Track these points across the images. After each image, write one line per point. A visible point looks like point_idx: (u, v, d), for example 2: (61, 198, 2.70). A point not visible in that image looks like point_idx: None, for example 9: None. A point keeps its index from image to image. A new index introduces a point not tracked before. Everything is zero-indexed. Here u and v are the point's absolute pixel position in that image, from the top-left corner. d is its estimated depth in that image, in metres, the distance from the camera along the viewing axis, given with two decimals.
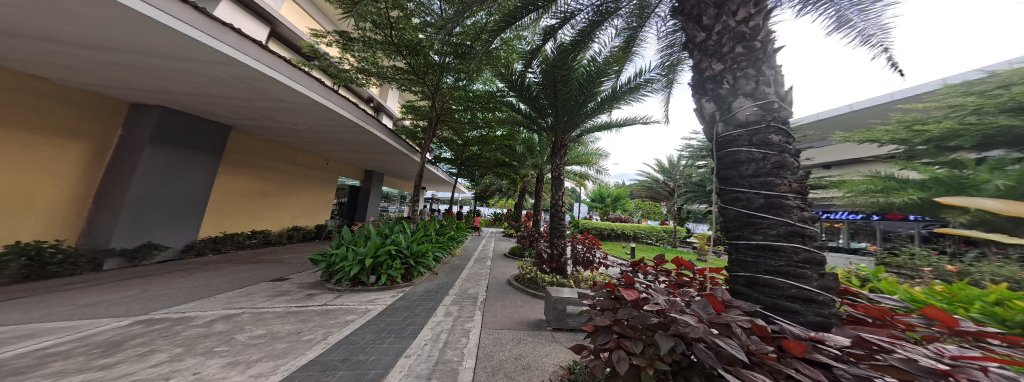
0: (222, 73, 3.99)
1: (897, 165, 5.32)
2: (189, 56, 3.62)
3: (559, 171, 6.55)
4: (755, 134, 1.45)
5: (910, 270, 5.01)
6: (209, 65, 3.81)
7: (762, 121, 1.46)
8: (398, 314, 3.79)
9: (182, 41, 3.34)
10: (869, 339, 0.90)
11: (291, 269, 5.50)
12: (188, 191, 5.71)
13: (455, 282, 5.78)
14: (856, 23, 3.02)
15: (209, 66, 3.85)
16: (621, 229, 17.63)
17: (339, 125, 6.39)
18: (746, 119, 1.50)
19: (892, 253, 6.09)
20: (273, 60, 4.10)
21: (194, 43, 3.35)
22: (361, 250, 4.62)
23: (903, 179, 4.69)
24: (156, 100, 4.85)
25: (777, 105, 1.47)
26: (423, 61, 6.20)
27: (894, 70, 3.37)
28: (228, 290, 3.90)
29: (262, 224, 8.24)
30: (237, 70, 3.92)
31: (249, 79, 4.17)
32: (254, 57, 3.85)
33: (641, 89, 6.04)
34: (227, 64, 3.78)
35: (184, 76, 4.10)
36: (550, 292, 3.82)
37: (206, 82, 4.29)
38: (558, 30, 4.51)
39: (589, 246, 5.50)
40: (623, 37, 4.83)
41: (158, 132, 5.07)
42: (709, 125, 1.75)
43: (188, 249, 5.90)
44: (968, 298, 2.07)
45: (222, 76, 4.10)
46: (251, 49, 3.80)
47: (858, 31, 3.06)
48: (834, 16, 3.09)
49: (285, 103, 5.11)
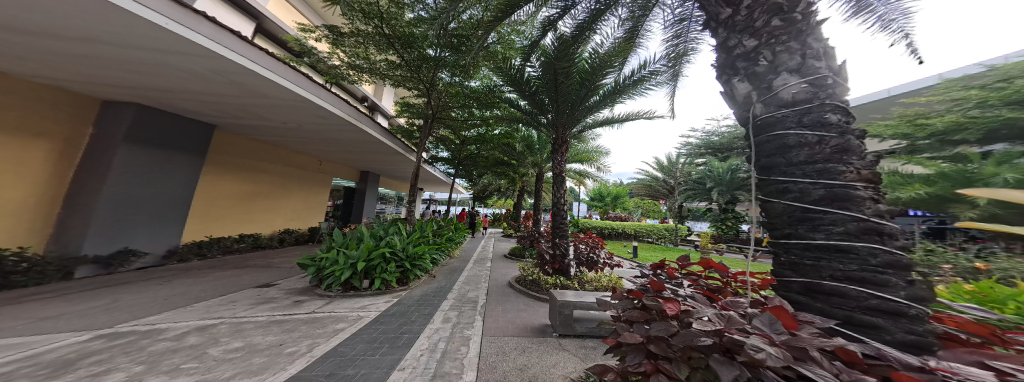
0: (200, 65, 3.70)
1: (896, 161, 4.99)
2: (159, 47, 3.32)
3: (560, 169, 6.31)
4: (805, 114, 1.23)
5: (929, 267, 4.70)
6: (183, 56, 3.51)
7: (815, 99, 1.22)
8: (393, 322, 3.53)
9: (146, 30, 3.02)
10: (1007, 371, 0.68)
11: (279, 274, 5.20)
12: (169, 193, 5.38)
13: (454, 285, 5.51)
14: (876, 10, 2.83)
15: (184, 58, 3.56)
16: (621, 228, 17.45)
17: (330, 123, 6.11)
18: (793, 98, 1.27)
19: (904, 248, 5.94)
20: (255, 53, 3.80)
21: (163, 33, 3.05)
22: (353, 253, 4.34)
23: (910, 174, 4.50)
24: (130, 95, 4.52)
25: (831, 80, 1.24)
26: (417, 54, 5.94)
27: (915, 56, 3.18)
28: (208, 299, 3.61)
29: (251, 228, 7.91)
30: (215, 62, 3.63)
31: (230, 73, 3.88)
32: (233, 48, 3.56)
33: (645, 82, 5.84)
34: (205, 56, 3.50)
35: (158, 69, 3.80)
36: (555, 296, 3.57)
37: (184, 76, 3.99)
38: (558, 21, 4.27)
39: (592, 246, 5.30)
40: (625, 28, 4.60)
41: (133, 130, 4.73)
42: (742, 108, 1.52)
43: (169, 254, 5.57)
44: (1002, 298, 1.82)
45: (198, 69, 3.79)
46: (228, 39, 3.50)
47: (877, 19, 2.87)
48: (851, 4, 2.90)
49: (271, 100, 4.81)
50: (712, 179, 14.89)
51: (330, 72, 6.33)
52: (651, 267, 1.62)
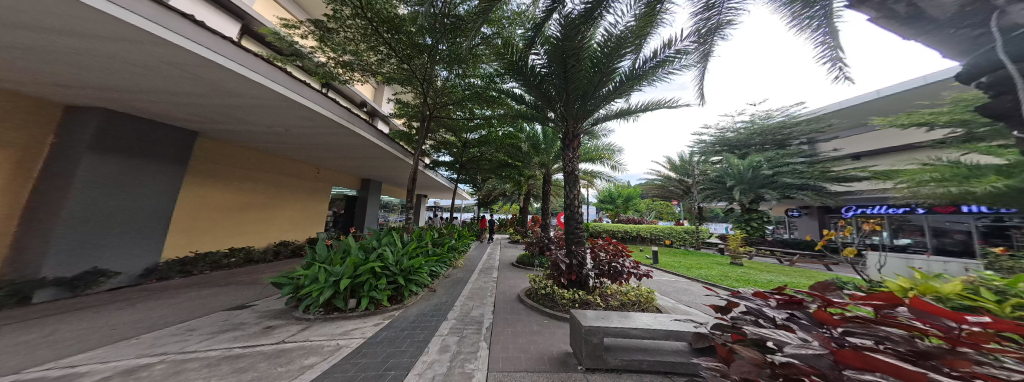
0: (153, 56, 3.23)
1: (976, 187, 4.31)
2: (101, 33, 2.86)
3: (572, 167, 5.64)
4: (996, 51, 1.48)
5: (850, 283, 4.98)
6: (127, 45, 3.03)
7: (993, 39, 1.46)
8: (377, 353, 2.86)
9: (72, 8, 2.52)
10: None
11: (259, 292, 4.61)
12: (143, 205, 4.92)
13: (456, 301, 4.82)
14: (809, 14, 3.49)
15: (130, 47, 3.08)
16: (635, 230, 16.51)
17: (319, 126, 5.63)
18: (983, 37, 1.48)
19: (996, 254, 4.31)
20: (209, 39, 3.33)
21: (88, 12, 2.52)
22: (337, 269, 3.68)
23: (967, 190, 4.79)
24: (93, 99, 4.12)
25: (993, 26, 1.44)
26: (407, 42, 5.38)
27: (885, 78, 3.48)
28: (160, 328, 3.03)
29: (242, 242, 7.44)
30: (167, 51, 3.14)
31: (188, 65, 3.41)
32: (182, 34, 3.08)
33: (669, 65, 5.14)
34: (151, 43, 3.01)
35: (112, 64, 3.37)
36: (578, 318, 2.82)
37: (139, 72, 3.53)
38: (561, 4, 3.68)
39: (614, 253, 4.54)
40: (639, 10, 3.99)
41: (98, 137, 4.31)
42: (970, 23, 1.42)
43: (148, 273, 5.07)
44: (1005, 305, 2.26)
45: (154, 61, 3.33)
46: (174, 22, 3.02)
47: (804, 26, 3.64)
48: (796, 2, 3.40)
49: (246, 99, 4.37)
50: (732, 177, 14.07)
51: (318, 71, 5.95)
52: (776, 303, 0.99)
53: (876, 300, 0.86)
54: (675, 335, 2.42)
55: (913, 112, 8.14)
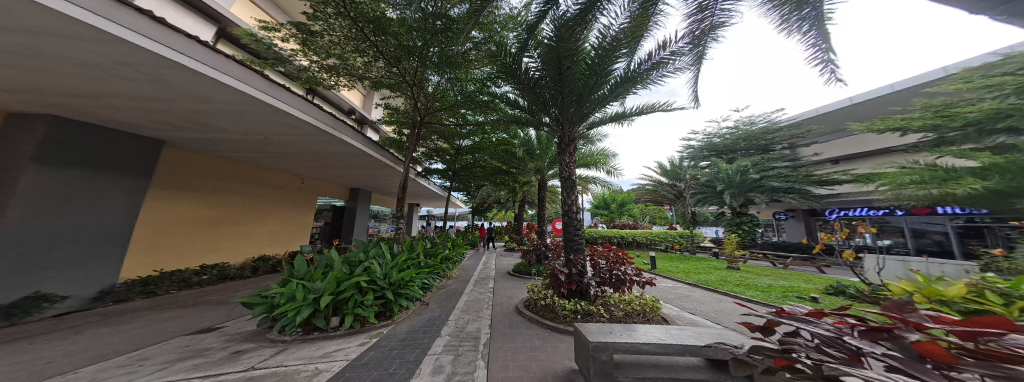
0: (107, 56, 2.93)
1: (970, 187, 4.34)
2: (40, 29, 2.55)
3: (568, 171, 5.51)
4: None
5: (851, 288, 4.95)
6: (73, 42, 2.73)
7: None
8: (361, 378, 2.52)
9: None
10: None
11: (229, 312, 4.18)
12: (98, 219, 4.46)
13: (451, 315, 4.51)
14: (799, 16, 3.51)
15: (78, 46, 2.78)
16: (631, 236, 16.53)
17: (302, 133, 5.34)
18: None
19: (991, 257, 4.34)
20: (172, 38, 3.08)
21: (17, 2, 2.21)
22: (317, 286, 3.35)
23: (950, 191, 4.92)
24: (41, 105, 3.76)
25: None
26: (395, 44, 5.22)
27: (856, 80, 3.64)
28: (100, 361, 2.63)
29: (217, 257, 6.92)
30: (122, 50, 2.86)
31: (147, 66, 3.13)
32: (139, 32, 2.82)
33: (663, 68, 5.17)
34: (102, 41, 2.72)
35: (61, 65, 3.06)
36: (583, 333, 2.58)
37: (93, 74, 3.23)
38: (550, 10, 3.64)
39: (614, 260, 4.36)
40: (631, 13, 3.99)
41: (44, 146, 3.90)
42: None
43: (102, 295, 4.54)
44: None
45: (109, 61, 3.03)
46: (129, 18, 2.75)
47: (795, 28, 3.67)
48: (786, 4, 3.40)
49: (217, 104, 4.09)
50: (722, 182, 14.35)
51: (301, 76, 5.71)
52: (856, 332, 0.74)
53: (988, 326, 0.65)
54: (692, 351, 2.18)
55: (885, 117, 8.53)
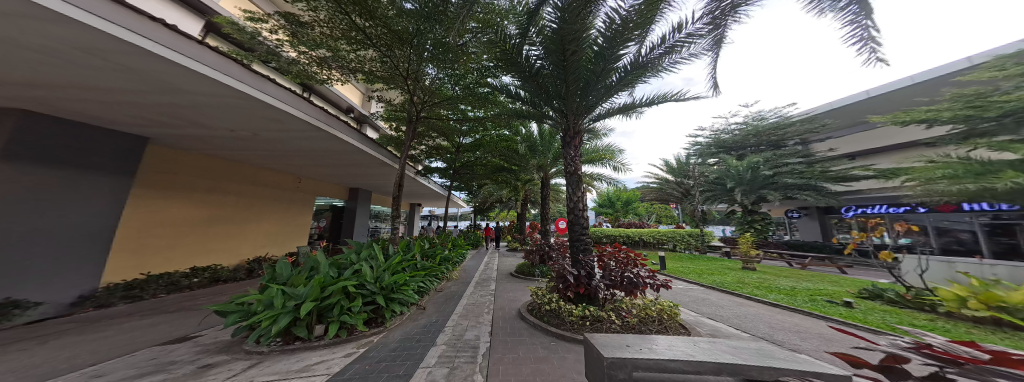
0: (62, 40, 2.65)
1: None
2: None
3: (574, 167, 5.15)
4: None
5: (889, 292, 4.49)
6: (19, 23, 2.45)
7: None
8: None
9: None
10: None
11: (209, 319, 3.88)
12: (74, 220, 4.20)
13: (449, 320, 4.18)
14: None
15: (26, 27, 2.50)
16: (637, 235, 16.08)
17: (292, 129, 5.04)
18: None
19: None
20: (134, 20, 2.72)
21: None
22: (300, 291, 3.04)
23: (996, 183, 4.45)
24: (7, 98, 3.53)
25: None
26: (388, 32, 4.91)
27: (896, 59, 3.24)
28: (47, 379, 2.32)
29: (208, 259, 6.69)
30: (71, 33, 2.52)
31: (107, 52, 2.82)
32: (94, 12, 2.45)
33: (675, 53, 4.77)
34: (49, 20, 2.41)
35: (17, 53, 2.80)
36: (595, 346, 2.20)
37: (54, 63, 2.97)
38: None
39: (625, 262, 4.00)
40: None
41: (12, 142, 3.66)
42: None
43: (82, 301, 4.30)
44: None
45: (66, 47, 2.75)
46: None
47: (830, 5, 3.24)
48: None
49: (194, 96, 3.79)
50: (732, 179, 13.85)
51: (292, 70, 5.44)
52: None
53: None
54: (730, 370, 1.73)
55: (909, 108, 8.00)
